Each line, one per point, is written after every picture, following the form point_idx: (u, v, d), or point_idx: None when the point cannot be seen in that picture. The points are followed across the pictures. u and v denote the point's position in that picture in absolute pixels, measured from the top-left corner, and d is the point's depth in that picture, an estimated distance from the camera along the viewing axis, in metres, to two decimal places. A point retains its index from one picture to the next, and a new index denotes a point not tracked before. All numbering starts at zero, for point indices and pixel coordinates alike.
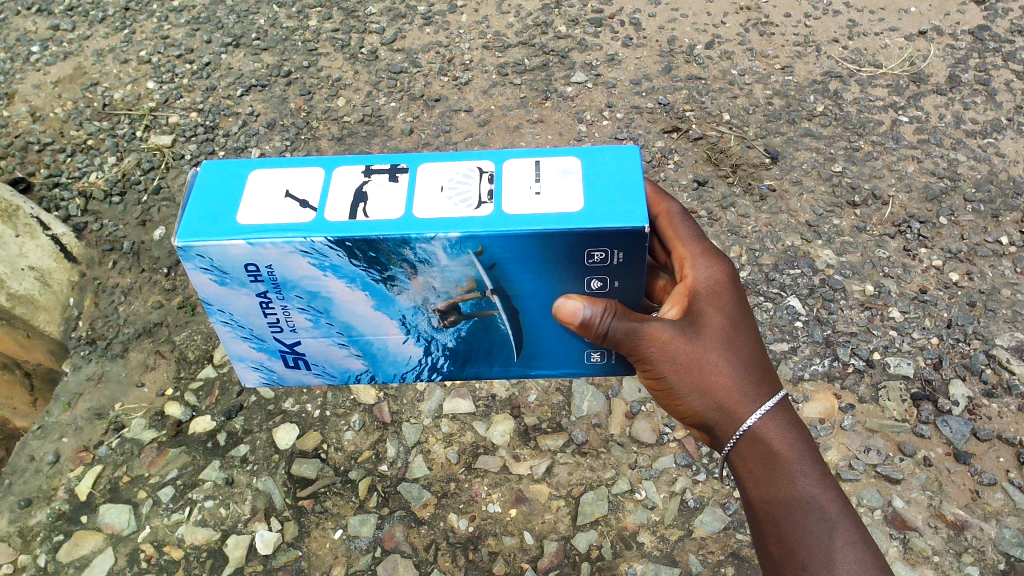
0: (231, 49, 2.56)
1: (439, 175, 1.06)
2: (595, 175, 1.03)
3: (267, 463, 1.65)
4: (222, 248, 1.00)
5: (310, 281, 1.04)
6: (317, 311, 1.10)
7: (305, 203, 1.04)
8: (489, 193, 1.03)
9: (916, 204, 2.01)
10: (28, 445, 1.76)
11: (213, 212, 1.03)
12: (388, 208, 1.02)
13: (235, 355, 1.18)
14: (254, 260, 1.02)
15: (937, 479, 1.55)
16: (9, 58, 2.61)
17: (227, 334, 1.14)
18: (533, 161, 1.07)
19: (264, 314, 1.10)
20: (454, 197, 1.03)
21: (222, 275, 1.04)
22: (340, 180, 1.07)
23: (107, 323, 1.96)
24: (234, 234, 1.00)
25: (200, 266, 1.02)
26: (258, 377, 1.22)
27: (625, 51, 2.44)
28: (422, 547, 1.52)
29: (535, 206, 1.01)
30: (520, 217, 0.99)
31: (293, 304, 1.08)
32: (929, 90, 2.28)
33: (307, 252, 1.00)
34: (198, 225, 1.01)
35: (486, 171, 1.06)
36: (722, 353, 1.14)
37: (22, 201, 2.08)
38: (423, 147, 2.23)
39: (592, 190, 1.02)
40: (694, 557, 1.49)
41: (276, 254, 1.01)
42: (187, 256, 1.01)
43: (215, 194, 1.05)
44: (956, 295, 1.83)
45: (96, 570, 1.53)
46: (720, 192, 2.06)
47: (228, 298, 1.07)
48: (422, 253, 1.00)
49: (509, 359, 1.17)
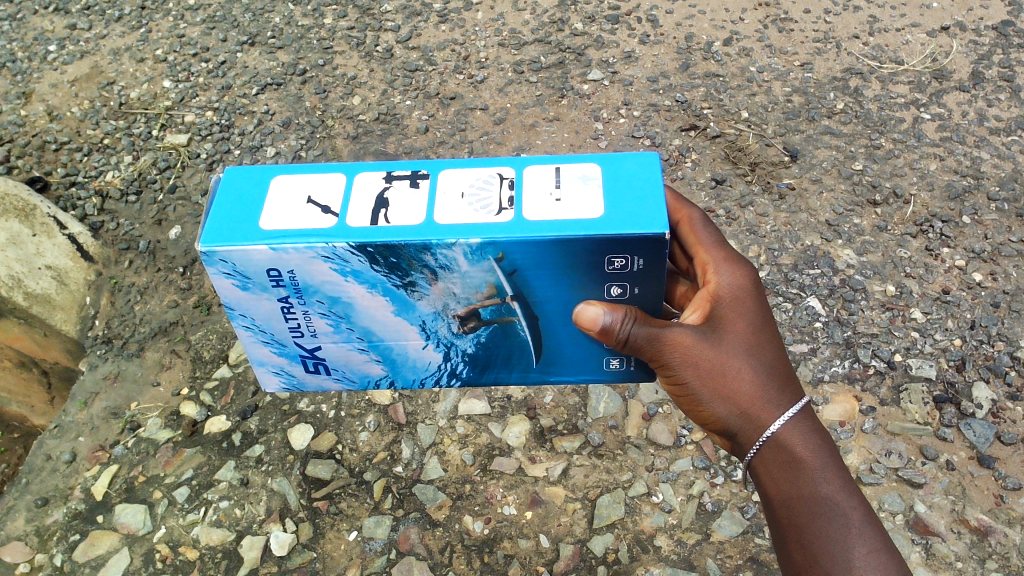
0: (246, 47, 2.56)
1: (459, 181, 1.05)
2: (617, 180, 1.02)
3: (283, 464, 1.64)
4: (245, 253, 0.99)
5: (331, 286, 1.03)
6: (338, 317, 1.09)
7: (327, 209, 1.03)
8: (510, 199, 1.02)
9: (938, 203, 1.98)
10: (45, 444, 1.76)
11: (237, 216, 1.02)
12: (409, 214, 1.01)
13: (256, 360, 1.17)
14: (276, 264, 1.01)
15: (960, 484, 1.52)
16: (26, 57, 2.62)
17: (248, 338, 1.13)
18: (554, 167, 1.06)
19: (285, 319, 1.09)
20: (475, 203, 1.02)
21: (244, 280, 1.03)
22: (362, 186, 1.06)
23: (123, 323, 1.96)
24: (257, 238, 0.99)
25: (222, 271, 1.02)
26: (278, 382, 1.21)
27: (642, 49, 2.42)
28: (438, 549, 1.51)
29: (556, 212, 0.99)
30: (541, 223, 0.98)
31: (314, 309, 1.07)
32: (952, 87, 2.24)
33: (329, 257, 0.99)
34: (221, 230, 1.00)
35: (507, 177, 1.05)
36: (745, 359, 1.13)
37: (39, 201, 2.09)
38: (438, 146, 2.22)
39: (613, 196, 1.00)
40: (711, 562, 1.47)
41: (298, 259, 1.00)
42: (210, 260, 1.00)
43: (239, 199, 1.04)
44: (980, 296, 1.80)
45: (112, 570, 1.53)
46: (738, 191, 2.03)
47: (250, 302, 1.06)
48: (442, 259, 0.99)
49: (528, 366, 1.16)
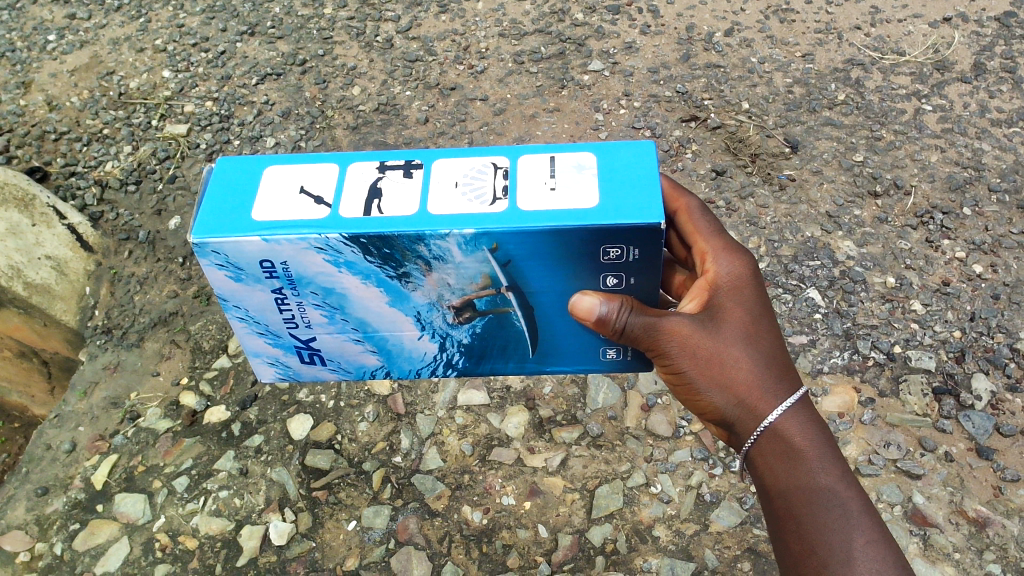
0: (246, 37, 2.56)
1: (453, 171, 1.05)
2: (612, 170, 1.02)
3: (282, 454, 1.64)
4: (237, 245, 0.99)
5: (325, 277, 1.03)
6: (333, 308, 1.08)
7: (320, 199, 1.02)
8: (504, 189, 1.02)
9: (939, 194, 1.98)
10: (45, 433, 1.76)
11: (229, 207, 1.02)
12: (403, 204, 1.01)
13: (251, 351, 1.17)
14: (269, 256, 1.01)
15: (959, 475, 1.52)
16: (25, 47, 2.62)
17: (243, 329, 1.13)
18: (548, 157, 1.05)
19: (280, 310, 1.09)
20: (469, 193, 1.02)
21: (237, 271, 1.03)
22: (355, 177, 1.06)
23: (123, 313, 1.96)
24: (250, 230, 0.99)
25: (215, 263, 1.02)
26: (273, 373, 1.21)
27: (643, 39, 2.41)
28: (436, 539, 1.52)
29: (550, 202, 0.99)
30: (535, 214, 0.97)
31: (308, 300, 1.07)
32: (953, 78, 2.24)
33: (322, 249, 0.99)
34: (213, 221, 1.00)
35: (501, 167, 1.05)
36: (744, 348, 1.13)
37: (38, 190, 2.08)
38: (438, 137, 2.22)
39: (608, 186, 1.00)
40: (710, 552, 1.47)
41: (291, 251, 1.00)
42: (203, 252, 1.00)
43: (231, 191, 1.04)
44: (980, 287, 1.80)
45: (112, 559, 1.54)
46: (738, 182, 2.03)
47: (244, 294, 1.06)
48: (436, 249, 0.99)
49: (524, 356, 1.16)
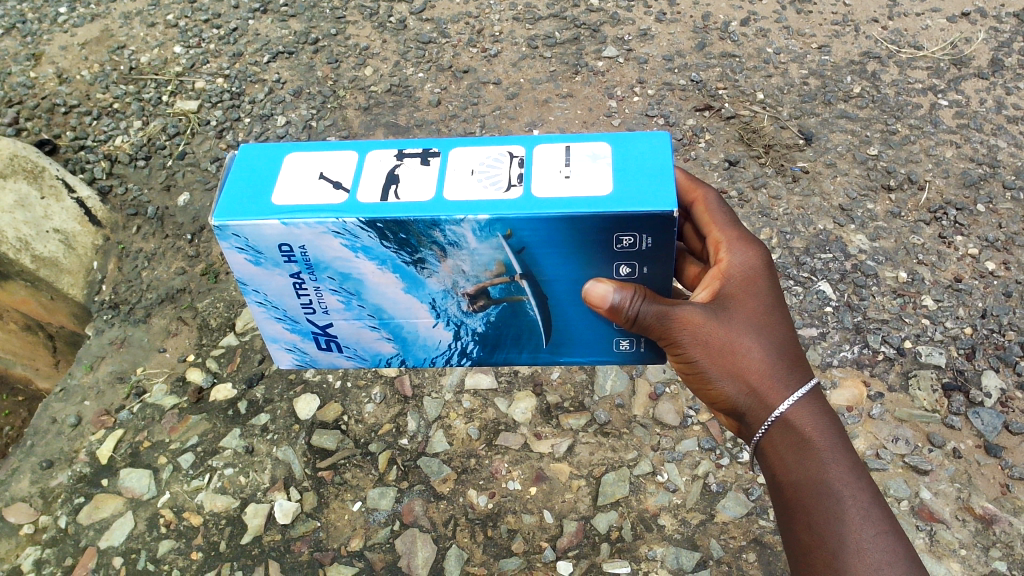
0: (259, 14, 2.54)
1: (470, 158, 1.04)
2: (626, 160, 1.01)
3: (287, 433, 1.64)
4: (258, 228, 0.98)
5: (342, 262, 1.02)
6: (349, 293, 1.08)
7: (338, 184, 1.02)
8: (519, 177, 1.01)
9: (953, 190, 1.97)
10: (51, 407, 1.76)
11: (251, 190, 1.01)
12: (419, 189, 1.00)
13: (269, 336, 1.17)
14: (288, 239, 1.00)
15: (967, 471, 1.52)
16: (37, 19, 2.60)
17: (262, 315, 1.13)
18: (563, 146, 1.05)
19: (297, 295, 1.09)
20: (485, 180, 1.01)
21: (257, 255, 1.02)
22: (374, 163, 1.05)
23: (130, 288, 1.95)
24: (269, 214, 0.98)
25: (235, 246, 1.01)
26: (291, 359, 1.21)
27: (658, 26, 2.39)
28: (441, 522, 1.51)
29: (564, 190, 0.98)
30: (551, 201, 0.97)
31: (325, 285, 1.07)
32: (970, 73, 2.22)
33: (339, 233, 0.99)
34: (234, 204, 1.00)
35: (517, 155, 1.03)
36: (756, 339, 1.12)
37: (47, 163, 2.07)
38: (450, 120, 2.21)
39: (623, 175, 0.99)
40: (714, 542, 1.47)
41: (309, 235, 0.99)
42: (223, 235, 1.00)
43: (254, 175, 1.04)
44: (992, 285, 1.79)
45: (116, 533, 1.53)
46: (752, 172, 2.02)
47: (263, 278, 1.06)
48: (451, 235, 0.98)
49: (537, 346, 1.15)
